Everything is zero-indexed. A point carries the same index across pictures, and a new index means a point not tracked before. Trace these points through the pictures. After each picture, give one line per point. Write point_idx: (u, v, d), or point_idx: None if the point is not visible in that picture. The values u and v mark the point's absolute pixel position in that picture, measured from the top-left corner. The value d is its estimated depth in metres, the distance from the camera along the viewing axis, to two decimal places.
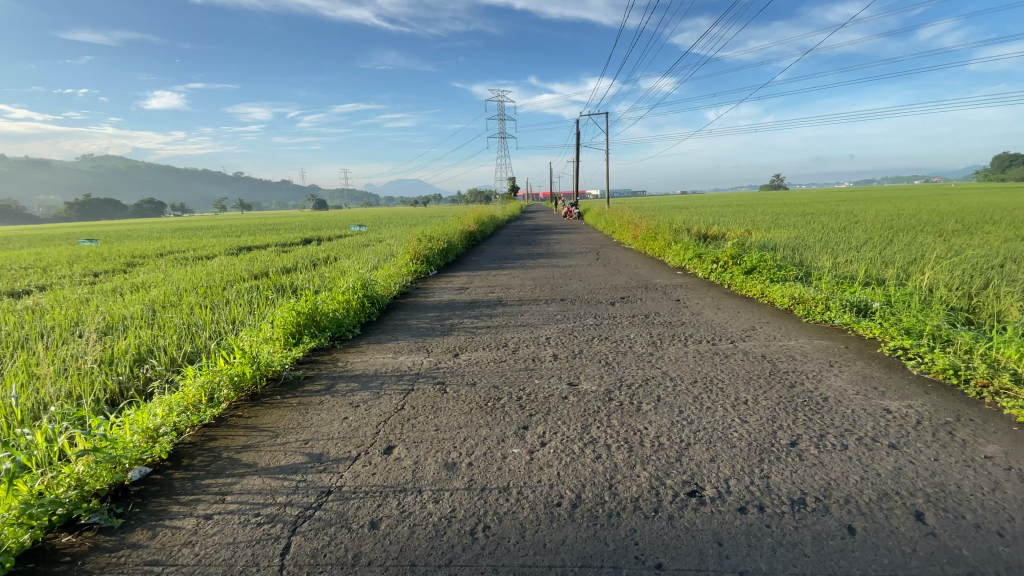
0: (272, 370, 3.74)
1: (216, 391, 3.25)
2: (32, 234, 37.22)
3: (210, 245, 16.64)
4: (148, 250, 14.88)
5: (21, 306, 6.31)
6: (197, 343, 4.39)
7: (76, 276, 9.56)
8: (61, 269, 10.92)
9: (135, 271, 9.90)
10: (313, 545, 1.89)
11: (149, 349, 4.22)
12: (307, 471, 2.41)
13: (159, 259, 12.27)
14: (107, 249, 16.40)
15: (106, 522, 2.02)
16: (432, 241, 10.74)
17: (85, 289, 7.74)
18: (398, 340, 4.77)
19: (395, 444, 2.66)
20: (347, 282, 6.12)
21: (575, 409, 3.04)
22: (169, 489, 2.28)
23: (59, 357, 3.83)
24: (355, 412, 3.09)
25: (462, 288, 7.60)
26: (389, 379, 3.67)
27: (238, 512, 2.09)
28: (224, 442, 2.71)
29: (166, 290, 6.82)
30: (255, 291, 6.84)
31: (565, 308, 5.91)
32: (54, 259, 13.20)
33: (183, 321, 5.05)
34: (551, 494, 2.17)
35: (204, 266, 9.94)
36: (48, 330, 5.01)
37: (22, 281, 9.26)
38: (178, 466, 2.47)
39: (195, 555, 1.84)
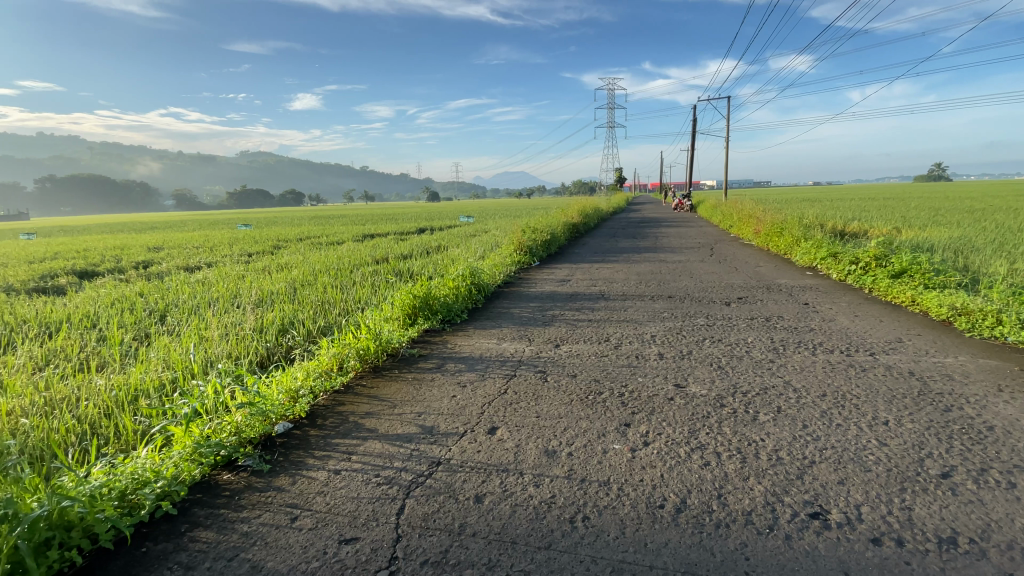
0: (391, 346, 4.08)
1: (345, 361, 3.64)
2: (204, 219, 44.45)
3: (337, 231, 18.50)
4: (291, 235, 16.99)
5: (195, 279, 7.55)
6: (330, 319, 4.95)
7: (236, 256, 11.23)
8: (224, 249, 12.90)
9: (279, 253, 11.33)
10: (424, 509, 2.04)
11: (291, 321, 4.85)
12: (419, 442, 2.60)
13: (296, 244, 13.90)
14: (259, 233, 19.02)
15: (258, 465, 2.36)
16: (537, 233, 10.89)
17: (243, 266, 9.08)
18: (502, 327, 4.92)
19: (499, 426, 2.77)
20: (457, 269, 6.45)
21: (681, 411, 2.91)
22: (306, 443, 2.60)
23: (223, 323, 4.56)
24: (462, 391, 3.27)
25: (565, 280, 7.62)
26: (494, 364, 3.82)
27: (362, 471, 2.32)
28: (351, 407, 3.03)
29: (304, 271, 7.74)
30: (377, 275, 7.50)
31: (673, 306, 5.65)
32: (218, 241, 15.59)
33: (318, 299, 5.72)
34: (654, 495, 2.12)
35: (333, 251, 11.07)
36: (217, 299, 5.98)
37: (196, 258, 11.08)
38: (313, 424, 2.81)
39: (327, 503, 2.08)
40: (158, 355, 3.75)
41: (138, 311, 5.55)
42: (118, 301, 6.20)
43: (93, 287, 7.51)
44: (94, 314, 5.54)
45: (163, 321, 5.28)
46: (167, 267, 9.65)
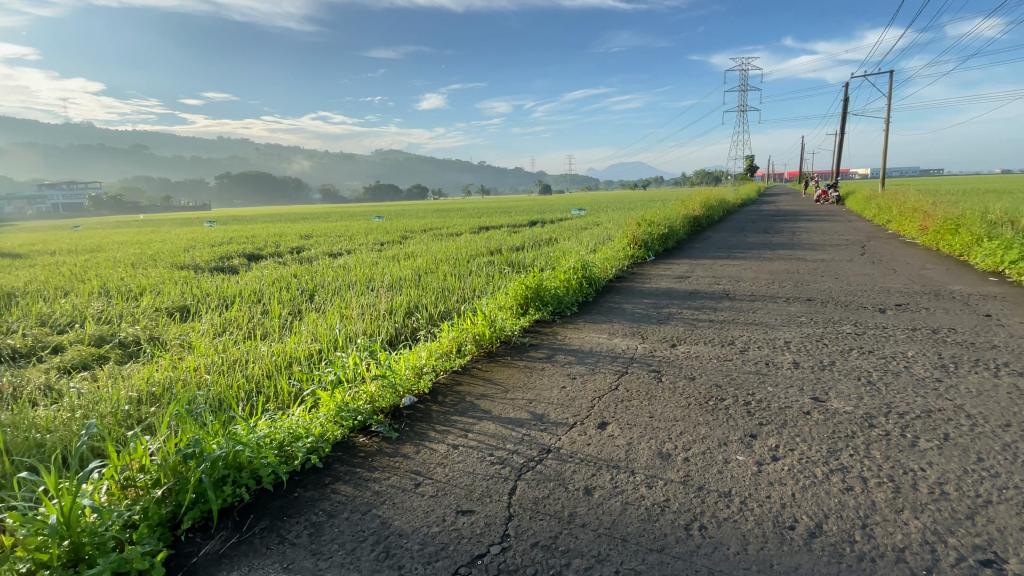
0: (504, 334, 4.22)
1: (463, 344, 3.86)
2: (343, 211, 49.78)
3: (456, 224, 19.56)
4: (415, 226, 18.35)
5: (336, 264, 8.52)
6: (449, 305, 5.27)
7: (370, 245, 12.44)
8: (360, 238, 14.35)
9: (406, 243, 12.31)
10: (535, 494, 2.09)
11: (416, 305, 5.26)
12: (531, 427, 2.66)
13: (420, 234, 15.00)
14: (389, 224, 20.83)
15: (388, 432, 2.60)
16: (653, 225, 10.43)
17: (375, 254, 10.01)
18: (614, 322, 4.82)
19: (609, 421, 2.73)
20: (569, 262, 6.45)
21: (818, 428, 2.61)
22: (428, 417, 2.81)
23: (359, 304, 5.09)
24: (573, 383, 3.27)
25: (683, 276, 7.22)
26: (605, 359, 3.76)
27: (477, 449, 2.45)
28: (467, 388, 3.20)
29: (427, 260, 8.32)
30: (491, 265, 7.79)
31: (811, 310, 5.06)
32: (355, 230, 17.41)
33: (439, 286, 6.11)
34: (782, 514, 1.93)
35: (452, 242, 11.73)
36: (354, 282, 6.70)
37: (338, 245, 12.49)
38: (434, 400, 3.03)
39: (446, 475, 2.23)
40: (307, 329, 4.30)
41: (292, 290, 6.42)
42: (277, 281, 7.22)
43: (260, 268, 8.84)
44: (260, 291, 6.54)
45: (311, 299, 6.04)
46: (315, 252, 11.01)
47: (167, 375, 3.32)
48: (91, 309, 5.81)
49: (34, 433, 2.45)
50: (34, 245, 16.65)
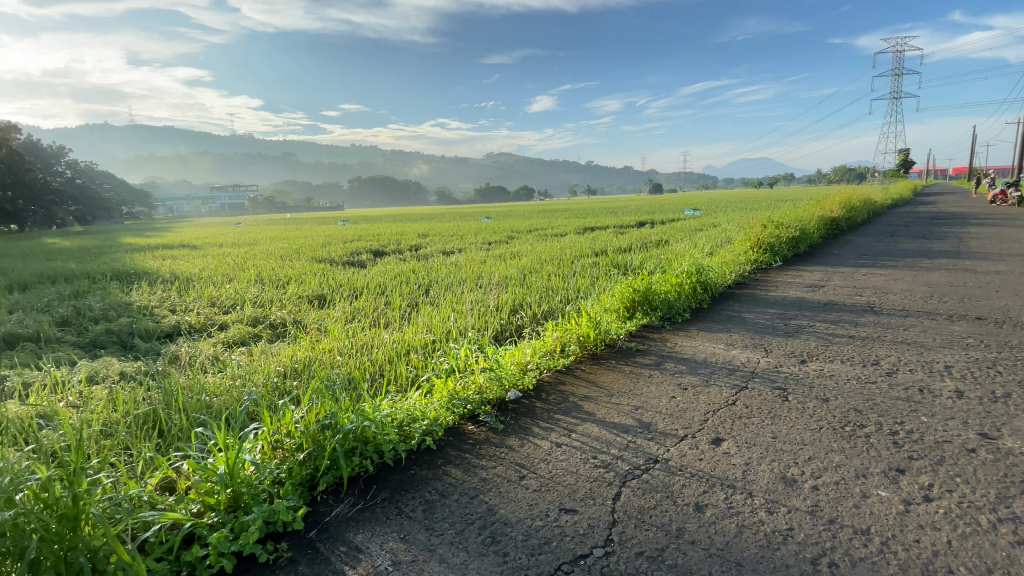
0: (609, 337, 4.15)
1: (568, 344, 3.86)
2: (455, 211, 52.49)
3: (563, 224, 19.56)
4: (523, 227, 18.72)
5: (449, 261, 9.02)
6: (553, 305, 5.30)
7: (479, 244, 12.95)
8: (470, 237, 14.99)
9: (513, 243, 12.63)
10: (641, 502, 2.03)
11: (522, 303, 5.37)
12: (637, 435, 2.59)
13: (528, 234, 15.26)
14: (498, 224, 21.45)
15: (494, 423, 2.69)
16: (780, 227, 9.49)
17: (484, 253, 10.41)
18: (731, 332, 4.49)
19: (724, 438, 2.55)
20: (682, 265, 6.13)
21: (990, 470, 2.19)
22: (533, 413, 2.86)
23: (469, 300, 5.33)
24: (683, 394, 3.11)
25: (815, 285, 6.48)
26: (720, 371, 3.52)
27: (581, 450, 2.44)
28: (572, 388, 3.20)
29: (533, 259, 8.44)
30: (598, 266, 7.68)
31: (983, 331, 4.24)
32: (467, 229, 18.28)
33: (545, 285, 6.18)
34: (937, 564, 1.66)
35: (558, 242, 11.78)
36: (465, 279, 7.02)
37: (451, 244, 13.19)
38: (539, 397, 3.07)
39: (550, 471, 2.25)
40: (423, 321, 4.61)
41: (410, 284, 6.94)
42: (397, 275, 7.85)
43: (383, 263, 9.66)
44: (382, 284, 7.14)
45: (426, 294, 6.47)
46: (430, 250, 11.73)
47: (306, 354, 3.77)
48: (250, 294, 6.80)
49: (207, 395, 2.92)
50: (211, 238, 19.97)
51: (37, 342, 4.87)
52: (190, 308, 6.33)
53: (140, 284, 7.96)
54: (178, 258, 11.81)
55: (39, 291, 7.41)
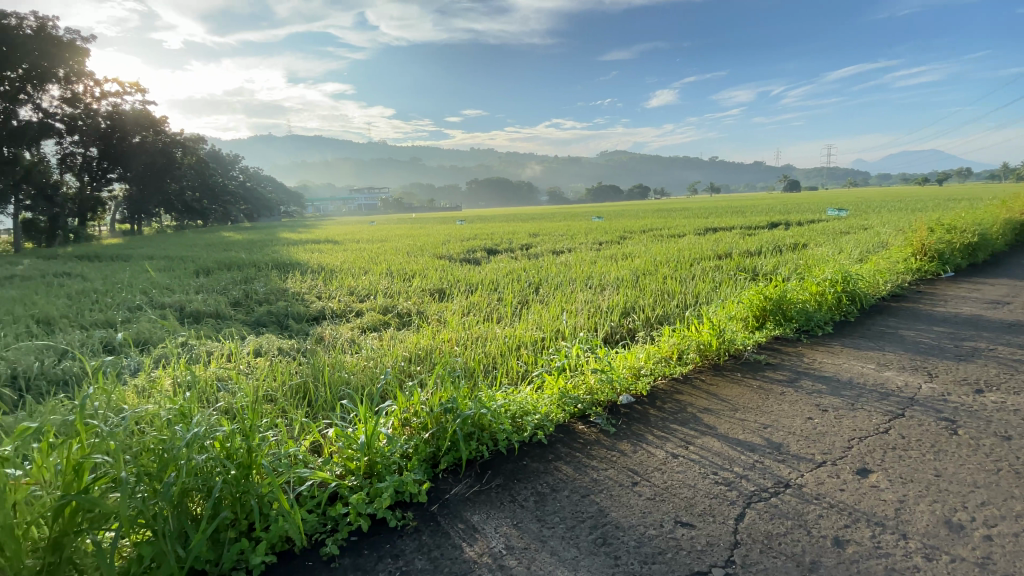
0: (733, 347, 3.86)
1: (685, 352, 3.68)
2: (567, 210, 52.46)
3: (682, 224, 18.53)
4: (637, 227, 18.10)
5: (561, 261, 9.07)
6: (670, 309, 5.07)
7: (591, 243, 12.83)
8: (582, 237, 14.90)
9: (626, 243, 12.29)
10: (768, 527, 1.87)
11: (636, 306, 5.22)
12: (764, 455, 2.38)
13: (642, 235, 14.72)
14: (610, 224, 21.00)
15: (606, 425, 2.66)
16: (954, 231, 8.01)
17: (596, 253, 10.28)
18: (884, 351, 3.90)
19: (872, 469, 2.24)
20: (822, 272, 5.47)
21: None
22: (647, 419, 2.77)
23: (581, 300, 5.32)
24: (822, 416, 2.79)
25: (1002, 302, 5.36)
26: (869, 394, 3.08)
27: (700, 464, 2.31)
28: (690, 399, 3.04)
29: (648, 261, 8.14)
30: (720, 270, 7.17)
31: None
32: (578, 229, 18.24)
33: (660, 289, 5.93)
34: None
35: (675, 244, 11.21)
36: (576, 279, 7.01)
37: (563, 244, 13.24)
38: (653, 404, 2.96)
39: (664, 481, 2.17)
40: (534, 318, 4.70)
41: (522, 282, 7.11)
42: (510, 273, 8.08)
43: (497, 261, 10.02)
44: (496, 281, 7.41)
45: (537, 292, 6.58)
46: (542, 249, 11.89)
47: (427, 343, 4.05)
48: (380, 286, 7.50)
49: (346, 372, 3.29)
50: (349, 234, 22.40)
51: (218, 317, 5.88)
52: (332, 295, 7.17)
53: (294, 273, 9.22)
54: (322, 252, 13.44)
55: (221, 277, 8.92)
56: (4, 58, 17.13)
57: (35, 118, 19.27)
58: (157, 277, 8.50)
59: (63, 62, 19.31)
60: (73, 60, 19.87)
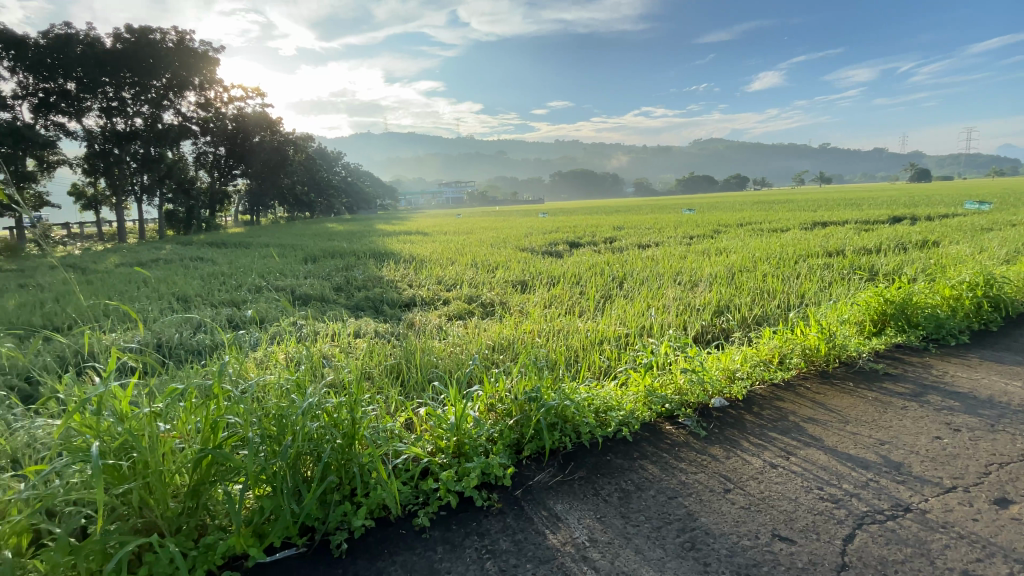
0: (845, 354, 3.49)
1: (787, 356, 3.40)
2: (655, 203, 50.44)
3: (784, 218, 17.05)
4: (732, 220, 16.95)
5: (647, 255, 8.76)
6: (769, 310, 4.71)
7: (680, 237, 12.24)
8: (671, 230, 14.27)
9: (720, 238, 11.57)
10: (881, 552, 1.69)
11: (730, 304, 4.91)
12: (879, 474, 2.14)
13: (738, 229, 13.78)
14: (702, 217, 19.86)
15: (696, 428, 2.54)
16: None
17: (686, 247, 9.79)
18: None
19: (1017, 501, 1.93)
20: (958, 273, 4.77)
21: None
22: (742, 425, 2.60)
23: (669, 297, 5.11)
24: (953, 436, 2.45)
25: None
26: (1016, 416, 2.65)
27: (802, 477, 2.13)
28: (792, 407, 2.80)
29: (744, 257, 7.61)
30: (828, 269, 6.52)
31: None
32: (666, 222, 17.51)
33: (758, 287, 5.52)
34: None
35: (776, 238, 10.36)
36: (664, 274, 6.74)
37: (650, 237, 12.78)
38: (749, 410, 2.77)
39: (761, 491, 2.03)
40: (618, 313, 4.60)
41: (607, 275, 6.97)
42: (594, 266, 7.97)
43: (580, 254, 9.91)
44: (580, 274, 7.35)
45: (621, 287, 6.42)
46: (627, 242, 11.57)
47: (510, 333, 4.12)
48: (466, 276, 7.75)
49: (435, 356, 3.45)
50: (438, 226, 23.39)
51: (322, 301, 6.41)
52: (421, 284, 7.53)
53: (387, 262, 9.80)
54: (413, 243, 14.16)
55: (324, 264, 9.73)
56: (154, 70, 19.87)
57: (178, 122, 22.22)
58: (272, 263, 9.47)
59: (198, 71, 21.97)
60: (207, 69, 22.56)
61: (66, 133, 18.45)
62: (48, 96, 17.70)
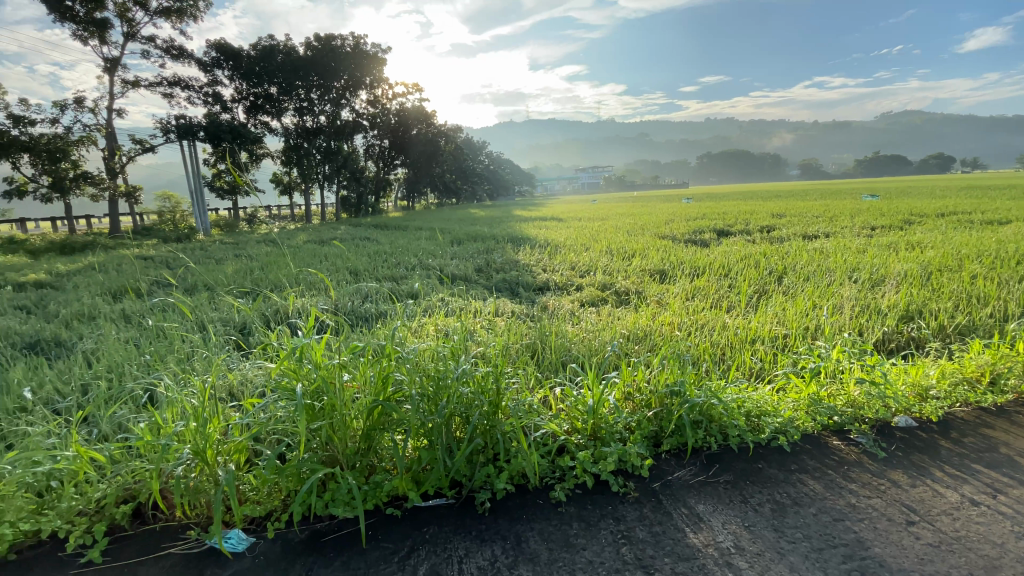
0: None
1: (1004, 376, 2.74)
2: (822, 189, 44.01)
3: (1008, 207, 13.60)
4: (929, 209, 14.03)
5: (812, 247, 7.71)
6: (977, 319, 3.84)
7: (856, 228, 10.53)
8: (843, 220, 12.34)
9: (910, 230, 9.68)
10: None
11: (921, 309, 4.11)
12: None
13: (937, 219, 11.38)
14: (888, 205, 16.75)
15: (871, 447, 2.18)
16: None
17: (863, 240, 8.40)
18: None
19: None
20: None
21: None
22: (933, 452, 2.18)
23: (837, 296, 4.46)
24: None
25: None
26: None
27: (1016, 521, 1.72)
28: (1007, 438, 2.26)
29: (944, 254, 6.27)
30: None
31: None
32: (838, 211, 15.16)
33: (963, 290, 4.52)
34: None
35: (994, 232, 8.33)
36: (831, 270, 5.89)
37: (815, 227, 11.20)
38: (945, 435, 2.30)
39: (954, 529, 1.70)
40: (773, 311, 4.14)
41: (760, 269, 6.31)
42: (745, 258, 7.27)
43: (729, 243, 9.11)
44: (728, 265, 6.77)
45: (778, 282, 5.76)
46: (787, 232, 10.31)
47: (648, 324, 3.97)
48: (602, 263, 7.65)
49: (571, 340, 3.48)
50: (574, 212, 23.39)
51: (465, 281, 6.87)
52: (556, 269, 7.63)
53: (524, 246, 10.10)
54: (549, 228, 14.37)
55: (468, 246, 10.39)
56: (335, 73, 22.94)
57: (352, 118, 25.36)
58: (423, 244, 10.40)
59: (369, 71, 24.79)
60: (376, 69, 25.32)
61: (270, 130, 22.26)
62: (259, 100, 21.48)
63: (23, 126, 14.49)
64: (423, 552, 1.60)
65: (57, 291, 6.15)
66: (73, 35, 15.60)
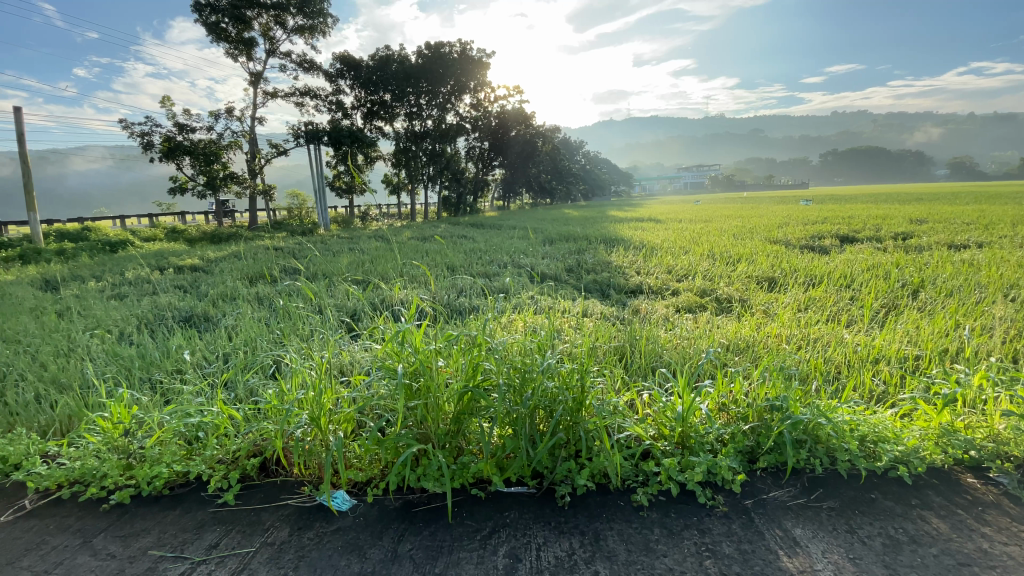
0: None
1: None
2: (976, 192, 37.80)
3: None
4: None
5: (959, 259, 6.67)
6: None
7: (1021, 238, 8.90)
8: (1005, 228, 10.48)
9: None
10: None
11: None
12: None
13: None
14: None
15: (1017, 489, 1.87)
16: None
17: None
18: None
19: None
20: None
21: None
22: None
23: (987, 316, 3.84)
24: None
25: None
26: None
27: None
28: None
29: None
30: None
31: None
32: (998, 217, 12.91)
33: None
34: None
35: None
36: (982, 286, 5.06)
37: (966, 236, 9.64)
38: None
39: None
40: (903, 328, 3.67)
41: (890, 280, 5.61)
42: (871, 267, 6.50)
43: (852, 251, 8.18)
44: (850, 275, 6.09)
45: (912, 296, 5.07)
46: (927, 241, 9.01)
47: (751, 334, 3.70)
48: (702, 268, 7.27)
49: (663, 346, 3.37)
50: (675, 213, 22.37)
51: (556, 280, 6.92)
52: (651, 272, 7.40)
53: (618, 248, 9.91)
54: (647, 230, 13.94)
55: (561, 246, 10.43)
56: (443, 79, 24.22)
57: (456, 121, 26.57)
58: (518, 243, 10.61)
59: (474, 76, 25.80)
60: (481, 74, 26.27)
61: (383, 134, 24.04)
62: (375, 106, 23.36)
63: (187, 133, 17.09)
64: (504, 534, 1.68)
65: (208, 274, 7.20)
66: (228, 54, 18.13)
